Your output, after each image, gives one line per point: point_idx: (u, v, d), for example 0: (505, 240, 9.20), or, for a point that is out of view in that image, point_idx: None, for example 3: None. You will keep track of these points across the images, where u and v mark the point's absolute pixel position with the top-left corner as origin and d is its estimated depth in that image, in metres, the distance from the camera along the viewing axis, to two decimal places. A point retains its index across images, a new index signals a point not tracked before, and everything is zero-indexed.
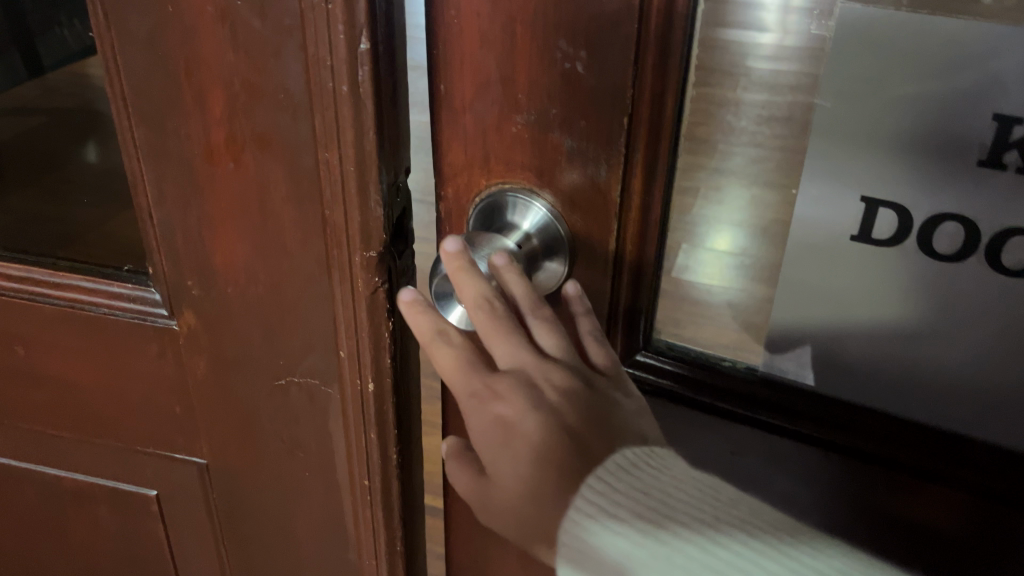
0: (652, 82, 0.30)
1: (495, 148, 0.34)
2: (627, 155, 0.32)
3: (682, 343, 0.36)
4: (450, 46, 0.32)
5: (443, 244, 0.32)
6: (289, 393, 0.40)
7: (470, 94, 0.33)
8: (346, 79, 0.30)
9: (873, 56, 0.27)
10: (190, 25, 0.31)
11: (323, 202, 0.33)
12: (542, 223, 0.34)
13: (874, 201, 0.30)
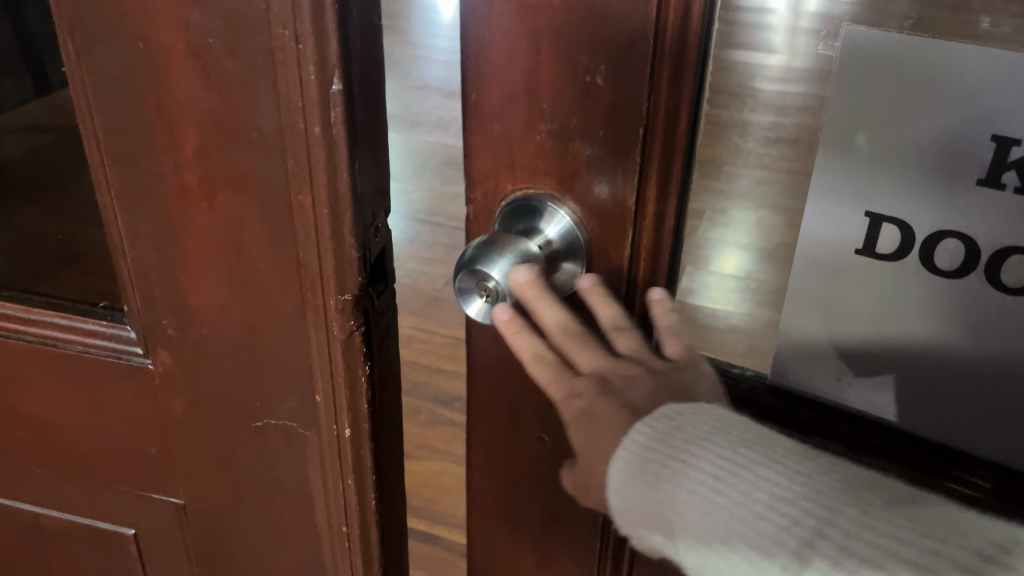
0: (667, 97, 0.29)
1: (520, 155, 0.32)
2: (643, 166, 0.31)
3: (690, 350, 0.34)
4: (477, 56, 0.31)
5: (502, 270, 0.31)
6: (267, 435, 0.39)
7: (496, 104, 0.31)
8: (318, 121, 0.29)
9: (884, 80, 0.26)
10: (162, 62, 0.30)
11: (297, 243, 0.32)
12: (565, 231, 0.32)
13: (878, 216, 0.28)
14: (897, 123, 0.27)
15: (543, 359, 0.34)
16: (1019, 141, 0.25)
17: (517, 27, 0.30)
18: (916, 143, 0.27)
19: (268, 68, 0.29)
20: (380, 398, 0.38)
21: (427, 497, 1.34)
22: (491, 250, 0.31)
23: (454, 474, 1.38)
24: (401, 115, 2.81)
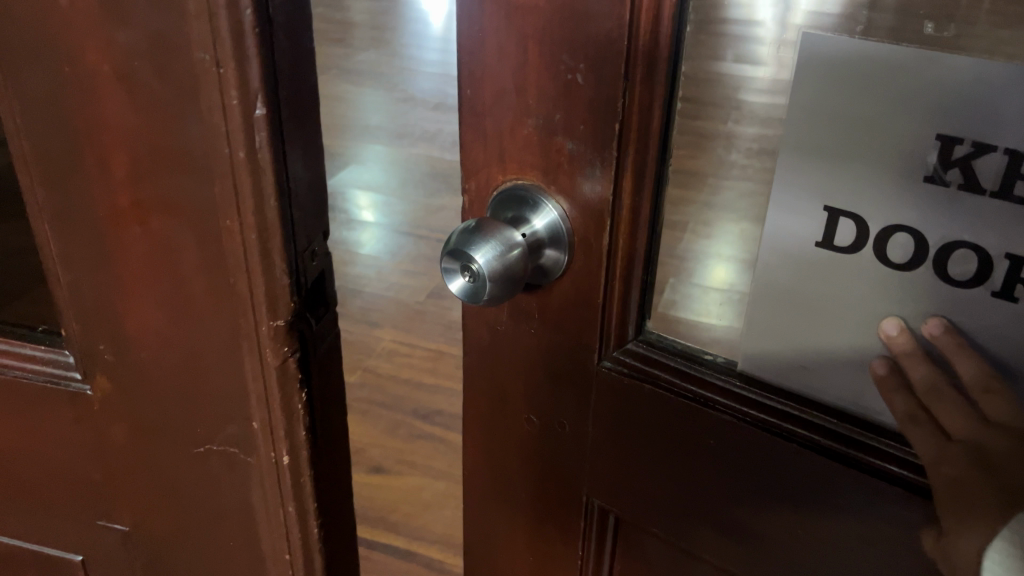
0: (641, 94, 0.33)
1: (509, 147, 0.37)
2: (621, 157, 0.34)
3: (671, 336, 0.39)
4: (475, 58, 0.36)
5: (479, 258, 0.34)
6: (209, 461, 0.38)
7: (489, 102, 0.37)
8: (243, 145, 0.29)
9: (844, 87, 0.29)
10: (87, 85, 0.29)
11: (228, 269, 0.32)
12: (550, 222, 0.37)
13: (835, 211, 0.31)
14: (848, 129, 0.30)
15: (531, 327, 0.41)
16: (961, 139, 0.28)
17: (506, 24, 0.34)
18: (874, 142, 0.29)
19: (184, 90, 0.28)
20: (322, 416, 0.38)
21: (405, 513, 1.33)
22: (474, 237, 0.35)
23: (433, 489, 1.37)
24: (386, 129, 2.81)
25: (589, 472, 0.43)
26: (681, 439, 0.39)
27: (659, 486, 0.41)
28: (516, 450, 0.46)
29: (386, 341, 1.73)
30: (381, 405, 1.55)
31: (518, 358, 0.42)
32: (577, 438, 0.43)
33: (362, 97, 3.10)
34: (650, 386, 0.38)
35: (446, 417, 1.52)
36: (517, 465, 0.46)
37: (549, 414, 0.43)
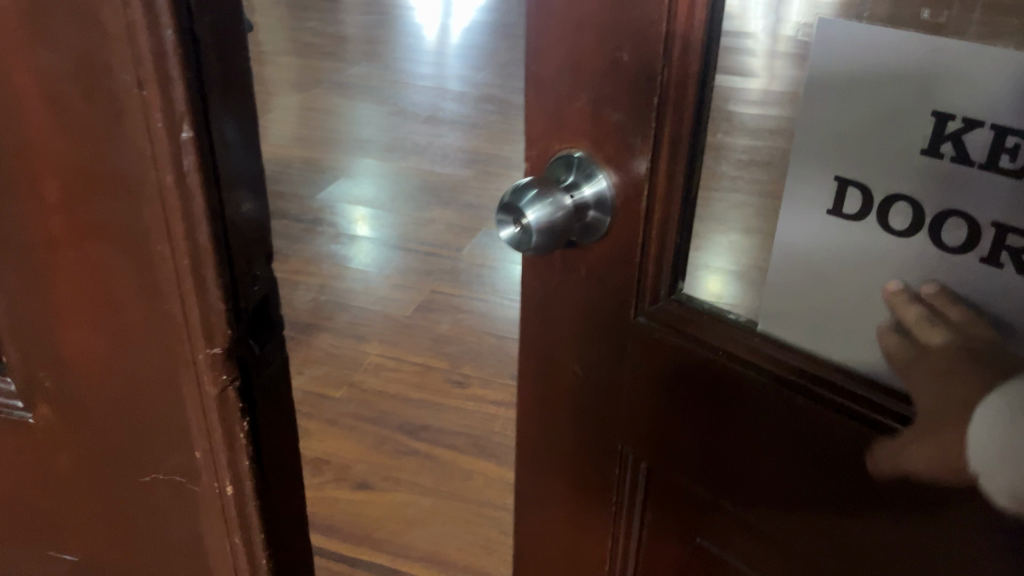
0: (678, 68, 0.39)
1: (565, 119, 0.44)
2: (659, 129, 0.41)
3: (697, 300, 0.45)
4: (540, 39, 0.44)
5: (529, 217, 0.43)
6: (155, 490, 0.37)
7: (552, 76, 0.44)
8: (170, 170, 0.28)
9: (852, 63, 0.34)
10: (10, 108, 0.28)
11: (163, 295, 0.31)
12: (597, 190, 0.44)
13: (844, 180, 0.36)
14: (856, 105, 0.34)
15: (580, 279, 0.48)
16: (953, 116, 0.32)
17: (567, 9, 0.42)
18: (873, 123, 0.34)
19: (108, 116, 0.27)
20: (273, 439, 0.37)
21: (390, 530, 1.32)
22: (528, 201, 0.43)
23: (418, 506, 1.36)
24: (377, 144, 2.82)
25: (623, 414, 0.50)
26: (693, 387, 0.45)
27: (676, 429, 0.47)
28: (565, 394, 0.54)
29: (374, 356, 1.72)
30: (368, 420, 1.54)
31: (571, 314, 0.50)
32: (614, 389, 0.50)
33: (353, 112, 3.10)
34: (676, 339, 0.45)
35: (432, 433, 1.51)
36: (567, 410, 0.55)
37: (590, 367, 0.51)
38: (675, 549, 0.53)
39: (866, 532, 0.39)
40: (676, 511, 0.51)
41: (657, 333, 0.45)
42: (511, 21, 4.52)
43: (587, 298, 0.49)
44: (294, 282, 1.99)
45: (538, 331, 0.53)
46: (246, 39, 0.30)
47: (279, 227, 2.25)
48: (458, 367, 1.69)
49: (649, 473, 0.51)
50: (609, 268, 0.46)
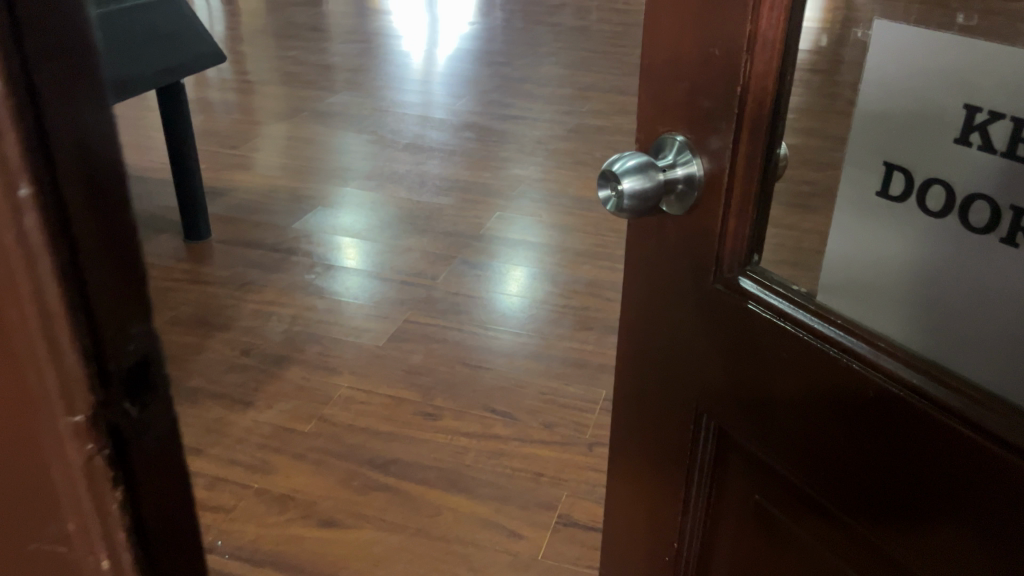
0: (758, 65, 0.55)
1: (666, 105, 0.62)
2: (739, 118, 0.57)
3: (766, 272, 0.62)
4: (654, 40, 0.62)
5: (623, 183, 0.61)
6: (36, 564, 0.34)
7: (660, 69, 0.62)
8: (10, 229, 0.27)
9: (901, 69, 0.53)
10: None
11: (19, 361, 0.29)
12: (688, 172, 0.61)
13: (892, 164, 0.55)
14: (906, 107, 0.54)
15: (671, 244, 0.66)
16: (979, 110, 0.50)
17: (671, 16, 0.59)
18: (917, 123, 0.53)
19: None
20: (157, 492, 0.34)
21: (353, 569, 1.29)
22: (627, 173, 0.60)
23: (384, 544, 1.33)
24: (355, 174, 2.80)
25: (702, 363, 0.68)
26: (752, 339, 0.62)
27: (737, 376, 0.65)
28: (654, 353, 0.74)
29: (345, 389, 1.69)
30: (335, 455, 1.51)
31: (663, 281, 0.69)
32: (694, 351, 0.69)
33: (332, 141, 3.09)
34: (751, 302, 0.61)
35: (402, 467, 1.48)
36: (656, 365, 0.74)
37: (675, 329, 0.70)
38: (739, 473, 0.70)
39: (877, 470, 0.54)
40: (738, 443, 0.68)
41: (731, 296, 0.63)
42: (493, 51, 4.54)
43: (679, 260, 0.66)
44: (266, 313, 1.96)
45: (640, 295, 0.73)
46: (103, 77, 0.28)
47: (253, 257, 2.22)
48: (431, 399, 1.66)
49: (719, 428, 0.70)
50: (695, 230, 0.63)
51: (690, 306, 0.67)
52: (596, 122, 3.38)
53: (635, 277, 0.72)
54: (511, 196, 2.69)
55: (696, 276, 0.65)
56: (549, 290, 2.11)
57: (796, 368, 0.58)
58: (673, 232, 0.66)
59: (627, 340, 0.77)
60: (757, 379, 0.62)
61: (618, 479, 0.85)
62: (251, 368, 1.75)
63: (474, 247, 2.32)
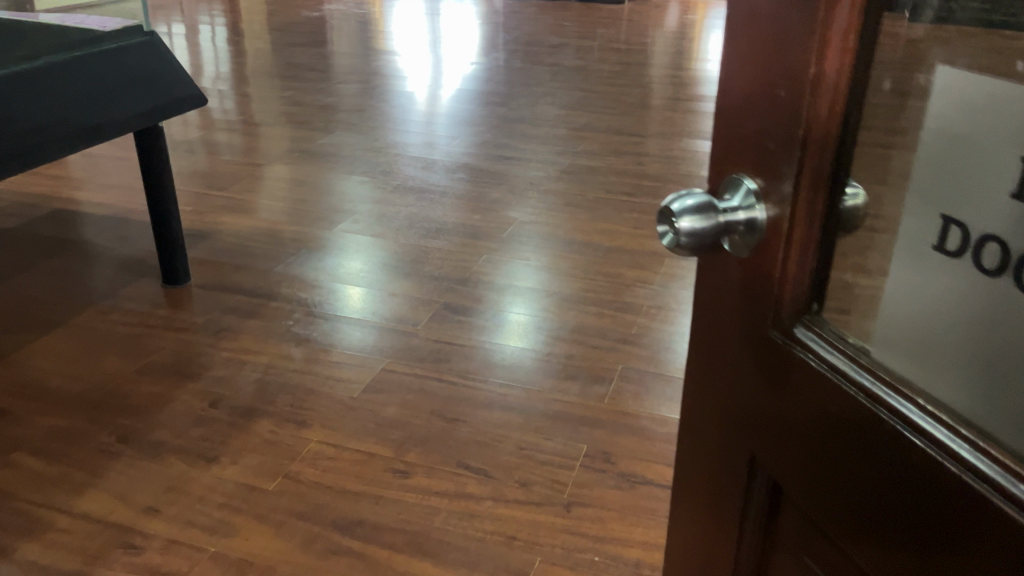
0: (826, 106, 0.50)
1: (735, 146, 0.58)
2: (803, 161, 0.52)
3: (819, 328, 0.56)
4: (728, 75, 0.58)
5: (681, 223, 0.56)
6: None
7: (732, 107, 0.58)
8: None
9: (961, 115, 0.52)
10: None
11: None
12: (750, 216, 0.56)
13: (950, 218, 0.53)
14: (968, 156, 0.52)
15: (735, 289, 0.61)
16: None
17: (744, 52, 0.56)
18: (978, 173, 0.51)
19: None
20: None
21: None
22: (685, 212, 0.56)
23: None
24: (344, 217, 2.76)
25: (757, 411, 0.62)
26: (805, 393, 0.56)
27: (786, 428, 0.59)
28: (713, 393, 0.68)
29: (314, 444, 1.62)
30: (298, 516, 1.44)
31: (724, 320, 0.64)
32: (750, 396, 0.63)
33: (322, 183, 3.05)
34: (802, 354, 0.56)
35: (367, 529, 1.41)
36: (715, 406, 0.68)
37: (733, 371, 0.64)
38: (793, 532, 0.63)
39: (924, 546, 0.48)
40: (791, 498, 0.62)
41: (785, 345, 0.57)
42: (490, 91, 4.53)
43: (741, 306, 0.61)
44: (240, 361, 1.89)
45: (701, 334, 0.68)
46: None
47: (231, 302, 2.16)
48: (403, 455, 1.59)
49: (773, 479, 0.63)
50: (758, 277, 0.58)
51: (749, 353, 0.62)
52: (590, 162, 3.34)
53: (700, 316, 0.68)
54: (508, 238, 2.63)
55: (755, 325, 0.60)
56: (533, 336, 2.04)
57: (844, 424, 0.52)
58: (738, 277, 0.61)
59: (691, 376, 0.72)
60: (805, 434, 0.57)
61: (679, 520, 0.79)
62: (219, 421, 1.68)
63: (460, 291, 2.26)
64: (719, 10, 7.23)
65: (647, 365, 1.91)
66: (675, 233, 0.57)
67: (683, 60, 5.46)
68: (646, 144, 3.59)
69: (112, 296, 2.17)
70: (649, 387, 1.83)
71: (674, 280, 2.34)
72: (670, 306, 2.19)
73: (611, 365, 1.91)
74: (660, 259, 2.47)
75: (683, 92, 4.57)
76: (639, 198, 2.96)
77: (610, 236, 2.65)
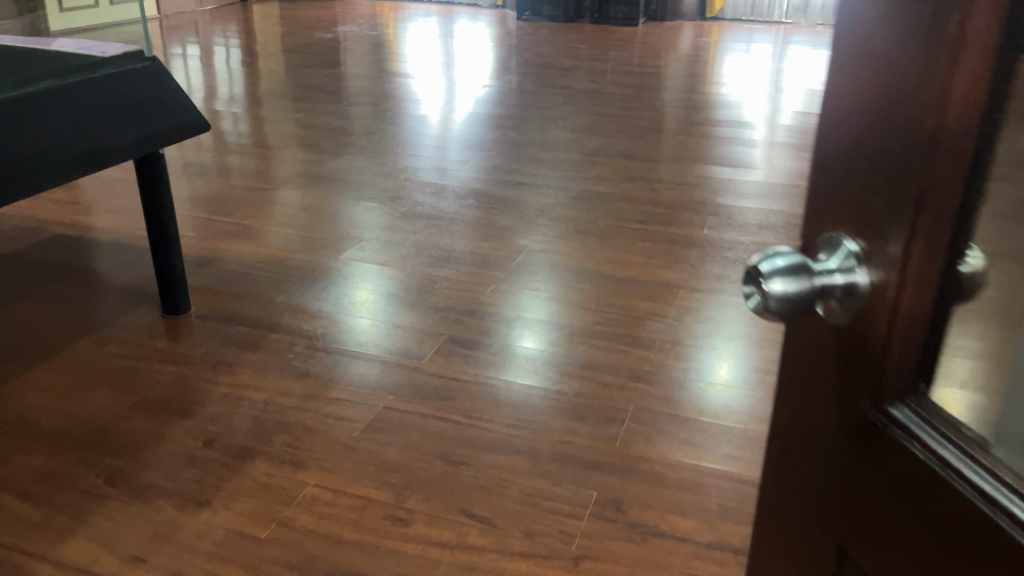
0: (945, 162, 0.44)
1: (833, 202, 0.52)
2: (916, 223, 0.46)
3: (927, 409, 0.49)
4: (824, 124, 0.52)
5: (771, 283, 0.50)
6: None
7: (829, 160, 0.52)
8: None
9: None
10: None
11: None
12: (849, 279, 0.50)
13: None
14: None
15: (824, 361, 0.55)
16: None
17: (845, 100, 0.50)
18: None
19: None
20: None
21: None
22: (774, 273, 0.50)
23: None
24: (351, 244, 2.70)
25: (847, 498, 0.55)
26: (909, 484, 0.49)
27: (884, 521, 0.51)
28: (795, 473, 0.61)
29: (310, 487, 1.55)
30: (290, 568, 1.36)
31: (811, 394, 0.57)
32: (839, 480, 0.56)
33: (329, 208, 3.00)
34: (906, 438, 0.49)
35: None
36: (797, 488, 0.61)
37: (819, 451, 0.57)
38: None
39: None
40: None
41: (885, 426, 0.50)
42: (501, 114, 4.48)
43: (830, 381, 0.54)
44: (236, 397, 1.83)
45: (783, 406, 0.61)
46: None
47: (231, 333, 2.10)
48: (402, 501, 1.52)
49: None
50: (853, 350, 0.52)
51: (839, 433, 0.55)
52: (602, 189, 3.28)
53: (782, 386, 0.61)
54: (523, 268, 2.56)
55: (847, 401, 0.53)
56: (541, 372, 1.96)
57: (956, 524, 0.45)
58: (828, 348, 0.54)
59: (769, 452, 0.64)
60: (906, 529, 0.49)
61: None
62: (212, 461, 1.61)
63: (467, 323, 2.19)
64: (733, 33, 7.18)
65: (659, 405, 1.83)
66: (761, 294, 0.51)
67: (697, 84, 5.39)
68: (659, 170, 3.52)
69: (108, 326, 2.11)
70: (661, 429, 1.74)
71: (688, 313, 2.26)
72: (683, 342, 2.11)
73: (622, 405, 1.83)
74: (673, 291, 2.39)
75: (696, 116, 4.50)
76: (652, 226, 2.88)
77: (622, 265, 2.57)
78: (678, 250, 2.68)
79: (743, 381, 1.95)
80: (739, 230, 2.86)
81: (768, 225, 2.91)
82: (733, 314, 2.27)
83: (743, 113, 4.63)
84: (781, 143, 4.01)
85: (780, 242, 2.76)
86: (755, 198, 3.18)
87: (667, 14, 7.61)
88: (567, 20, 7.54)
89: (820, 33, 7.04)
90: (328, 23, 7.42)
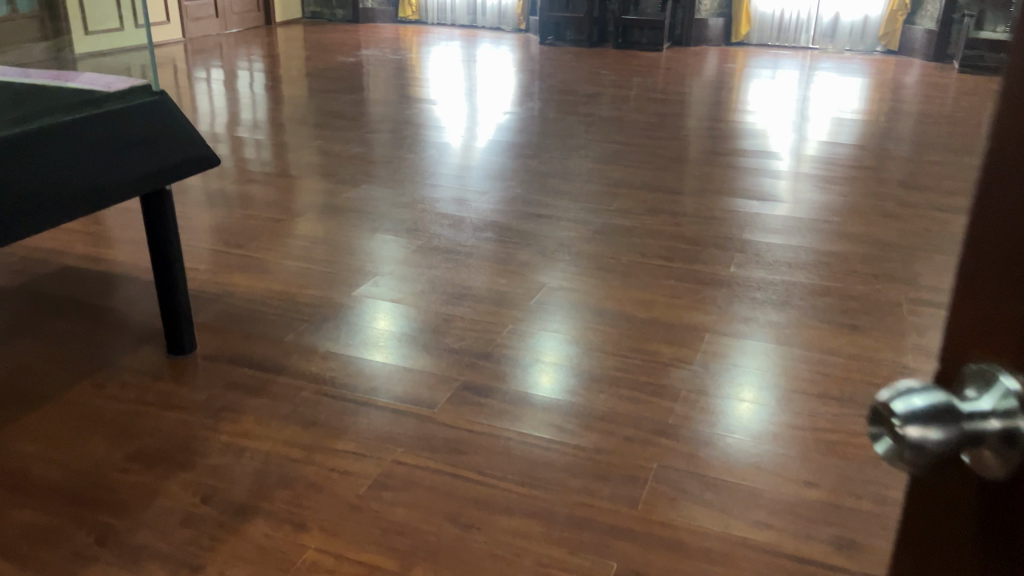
0: None
1: (992, 324, 0.37)
2: None
3: None
4: (981, 219, 0.38)
5: (899, 425, 0.36)
6: None
7: (987, 267, 0.38)
8: None
9: None
10: None
11: None
12: (1011, 428, 0.35)
13: None
14: None
15: (975, 537, 0.39)
16: None
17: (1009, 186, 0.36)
18: None
19: None
20: None
21: None
22: (904, 413, 0.36)
23: None
24: (365, 280, 2.62)
25: None
26: None
27: None
28: None
29: (311, 551, 1.46)
30: None
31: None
32: None
33: (344, 241, 2.93)
34: None
35: None
36: None
37: None
38: None
39: None
40: None
41: None
42: (522, 142, 4.41)
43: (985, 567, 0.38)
44: (238, 447, 1.74)
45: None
46: None
47: (236, 375, 2.02)
48: (409, 569, 1.42)
49: None
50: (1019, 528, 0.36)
51: None
52: (624, 222, 3.18)
53: (912, 558, 0.45)
54: (543, 308, 2.46)
55: None
56: (558, 423, 1.86)
57: None
58: (985, 521, 0.38)
59: None
60: None
61: None
62: (209, 520, 1.52)
63: (482, 368, 2.10)
64: (758, 59, 7.09)
65: (684, 464, 1.72)
66: (886, 437, 0.37)
67: (722, 112, 5.30)
68: (684, 202, 3.42)
69: (111, 366, 2.04)
70: (686, 491, 1.64)
71: (714, 360, 2.16)
72: (709, 393, 2.01)
73: (644, 462, 1.72)
74: (698, 336, 2.29)
75: (722, 146, 4.41)
76: (676, 263, 2.78)
77: (645, 306, 2.47)
78: (703, 290, 2.58)
79: (772, 436, 1.83)
80: (767, 269, 2.75)
81: (797, 263, 2.80)
82: (763, 362, 2.15)
83: (769, 143, 4.53)
84: (810, 175, 3.89)
85: (810, 282, 2.65)
86: (783, 234, 3.07)
87: (692, 39, 7.54)
88: (591, 44, 7.49)
89: (848, 60, 6.93)
90: (351, 46, 7.42)
